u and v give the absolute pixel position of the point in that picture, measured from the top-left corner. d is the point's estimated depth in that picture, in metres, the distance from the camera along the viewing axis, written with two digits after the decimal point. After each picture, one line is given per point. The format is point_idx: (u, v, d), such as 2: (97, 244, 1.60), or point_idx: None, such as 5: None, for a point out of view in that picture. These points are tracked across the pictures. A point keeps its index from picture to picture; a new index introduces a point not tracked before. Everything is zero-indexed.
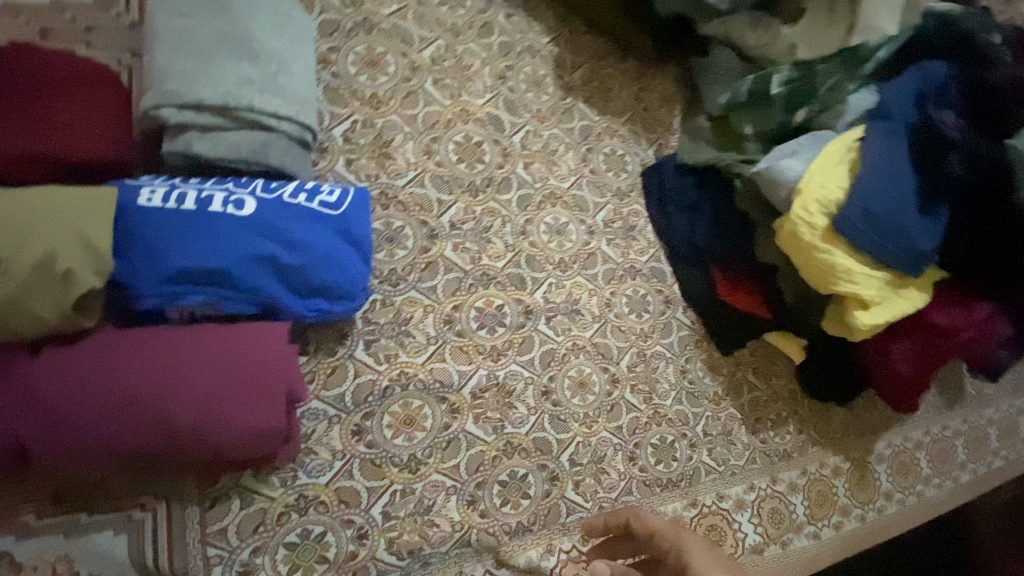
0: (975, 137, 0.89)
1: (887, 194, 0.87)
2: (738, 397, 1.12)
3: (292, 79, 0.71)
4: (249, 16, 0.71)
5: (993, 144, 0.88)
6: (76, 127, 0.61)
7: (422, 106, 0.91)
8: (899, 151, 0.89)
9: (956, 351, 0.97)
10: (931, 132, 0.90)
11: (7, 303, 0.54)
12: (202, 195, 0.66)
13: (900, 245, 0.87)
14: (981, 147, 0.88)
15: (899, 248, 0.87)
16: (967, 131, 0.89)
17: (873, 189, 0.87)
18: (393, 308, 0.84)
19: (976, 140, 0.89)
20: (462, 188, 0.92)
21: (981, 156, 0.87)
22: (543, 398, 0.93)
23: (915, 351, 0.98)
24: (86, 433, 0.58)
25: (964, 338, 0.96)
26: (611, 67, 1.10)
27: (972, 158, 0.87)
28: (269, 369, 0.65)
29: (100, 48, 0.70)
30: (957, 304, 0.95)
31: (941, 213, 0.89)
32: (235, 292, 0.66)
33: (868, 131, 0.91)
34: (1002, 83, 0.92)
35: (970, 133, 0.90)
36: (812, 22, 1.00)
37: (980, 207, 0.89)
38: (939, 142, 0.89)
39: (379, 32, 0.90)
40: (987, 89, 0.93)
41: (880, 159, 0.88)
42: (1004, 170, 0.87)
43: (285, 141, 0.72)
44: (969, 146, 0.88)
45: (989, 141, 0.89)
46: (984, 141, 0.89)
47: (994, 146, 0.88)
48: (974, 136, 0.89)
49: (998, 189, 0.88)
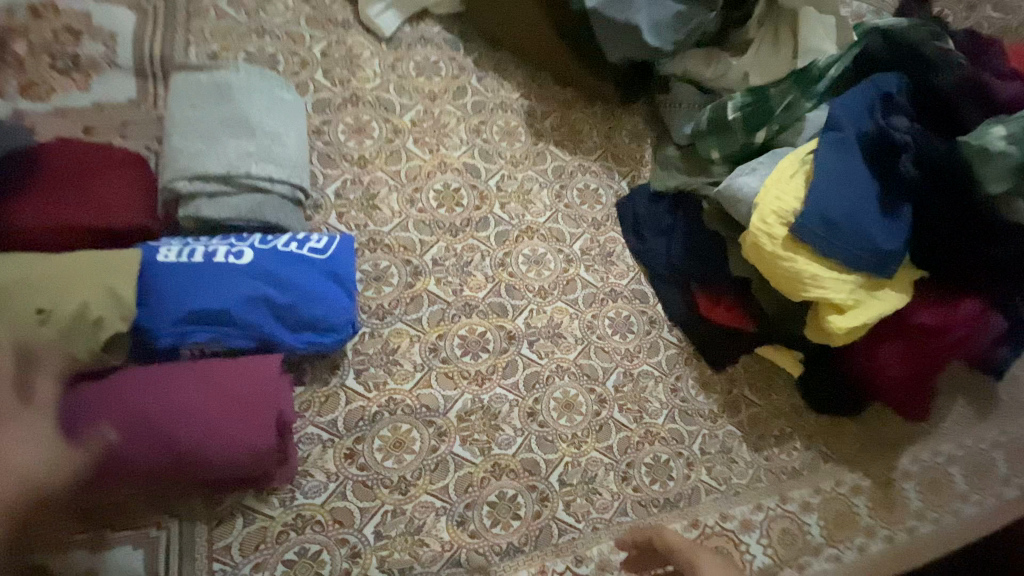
0: (928, 138, 0.91)
1: (842, 199, 0.90)
2: (736, 413, 1.11)
3: (284, 148, 0.85)
4: (247, 101, 0.85)
5: (946, 144, 0.90)
6: (113, 202, 0.76)
7: (404, 162, 1.03)
8: (851, 159, 0.92)
9: (952, 351, 0.95)
10: (882, 138, 0.93)
11: (50, 346, 0.66)
12: (209, 249, 0.78)
13: (862, 247, 0.89)
14: (934, 148, 0.90)
15: (862, 252, 0.89)
16: (920, 134, 0.91)
17: (828, 196, 0.90)
18: (381, 340, 0.92)
19: (930, 140, 0.91)
20: (443, 229, 1.02)
21: (932, 158, 0.90)
22: (529, 419, 0.97)
23: (908, 356, 0.96)
24: (107, 457, 0.67)
25: (958, 337, 0.93)
26: (581, 112, 1.20)
27: (924, 159, 0.90)
28: (262, 395, 0.73)
29: (132, 139, 0.86)
30: (941, 303, 0.94)
31: (902, 213, 0.91)
32: (236, 329, 0.77)
33: (821, 143, 0.94)
34: (949, 85, 0.95)
35: (924, 135, 0.92)
36: (759, 50, 1.09)
37: (939, 206, 0.91)
38: (890, 147, 0.92)
39: (365, 103, 1.04)
40: (936, 92, 0.96)
41: (833, 167, 0.92)
42: (956, 167, 0.90)
43: (278, 199, 0.85)
44: (921, 148, 0.90)
45: (943, 141, 0.91)
46: (938, 141, 0.90)
47: (947, 145, 0.90)
48: (929, 137, 0.91)
49: (952, 187, 0.90)
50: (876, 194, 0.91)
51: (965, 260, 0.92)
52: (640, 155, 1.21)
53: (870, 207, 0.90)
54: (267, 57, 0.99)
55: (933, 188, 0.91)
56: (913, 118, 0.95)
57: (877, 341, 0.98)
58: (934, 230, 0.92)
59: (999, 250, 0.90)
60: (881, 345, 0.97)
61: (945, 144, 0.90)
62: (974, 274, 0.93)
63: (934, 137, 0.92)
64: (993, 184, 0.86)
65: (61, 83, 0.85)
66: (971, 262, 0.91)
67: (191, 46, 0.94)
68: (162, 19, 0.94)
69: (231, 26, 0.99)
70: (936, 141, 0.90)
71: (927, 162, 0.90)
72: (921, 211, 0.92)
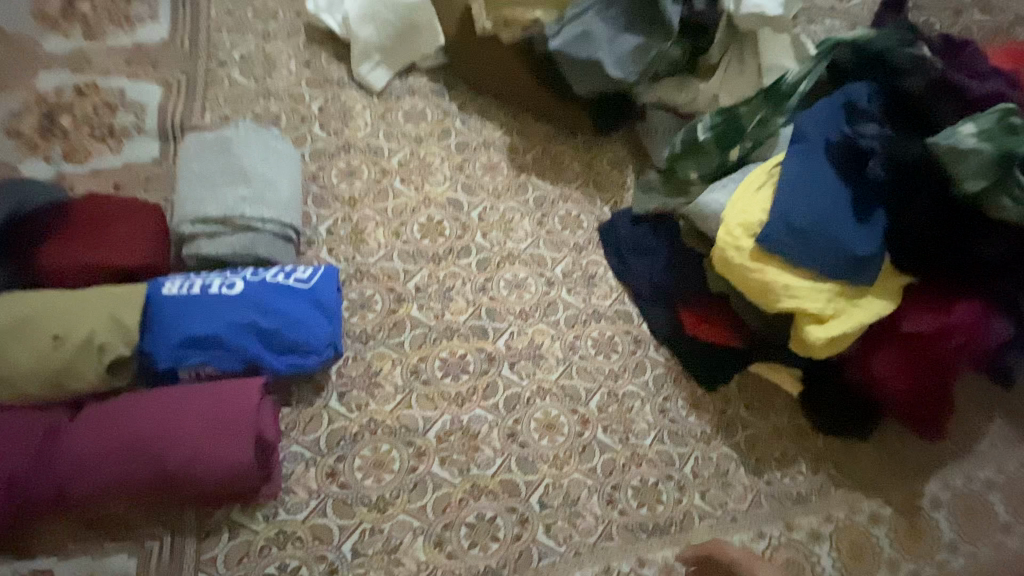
0: (898, 140, 0.89)
1: (809, 208, 0.89)
2: (731, 435, 1.07)
3: (276, 192, 0.96)
4: (244, 153, 0.97)
5: (916, 144, 0.88)
6: (129, 244, 0.88)
7: (391, 199, 1.12)
8: (819, 168, 0.92)
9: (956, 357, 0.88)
10: (850, 145, 0.92)
11: (64, 367, 0.76)
12: (205, 282, 0.87)
13: (833, 254, 0.87)
14: (906, 148, 0.87)
15: (835, 259, 0.87)
16: (890, 136, 0.89)
17: (794, 206, 0.90)
18: (364, 363, 0.98)
19: (899, 142, 0.89)
20: (426, 258, 1.08)
21: (905, 158, 0.87)
22: (509, 440, 0.98)
23: (906, 364, 0.90)
24: (107, 475, 0.74)
25: (961, 342, 0.87)
26: (562, 145, 1.25)
27: (896, 161, 0.88)
28: (242, 416, 0.79)
29: (152, 192, 0.99)
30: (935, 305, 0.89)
31: (874, 219, 0.89)
32: (225, 353, 0.85)
33: (786, 155, 0.94)
34: (920, 88, 0.94)
35: (895, 137, 0.89)
36: (725, 73, 1.12)
37: (919, 207, 0.88)
38: (860, 153, 0.91)
39: (356, 149, 1.15)
40: (907, 96, 0.95)
41: (800, 177, 0.91)
42: (929, 167, 0.87)
43: (269, 237, 0.94)
44: (891, 150, 0.88)
45: (914, 142, 0.88)
46: (908, 142, 0.88)
47: (918, 145, 0.87)
48: (899, 138, 0.89)
49: (929, 187, 0.88)
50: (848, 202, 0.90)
51: (953, 261, 0.88)
52: (622, 181, 1.24)
53: (841, 215, 0.89)
54: (271, 115, 1.12)
55: (909, 190, 0.88)
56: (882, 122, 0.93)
57: (871, 348, 0.93)
58: (914, 234, 0.88)
59: (992, 247, 0.85)
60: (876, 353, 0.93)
61: (915, 144, 0.87)
62: (965, 275, 0.88)
63: (905, 138, 0.90)
64: (971, 182, 0.83)
65: (98, 149, 1.01)
66: (960, 263, 0.87)
67: (206, 111, 1.09)
68: (182, 90, 1.09)
69: (241, 92, 1.13)
70: (906, 141, 0.88)
71: (898, 162, 0.88)
72: (899, 215, 0.89)
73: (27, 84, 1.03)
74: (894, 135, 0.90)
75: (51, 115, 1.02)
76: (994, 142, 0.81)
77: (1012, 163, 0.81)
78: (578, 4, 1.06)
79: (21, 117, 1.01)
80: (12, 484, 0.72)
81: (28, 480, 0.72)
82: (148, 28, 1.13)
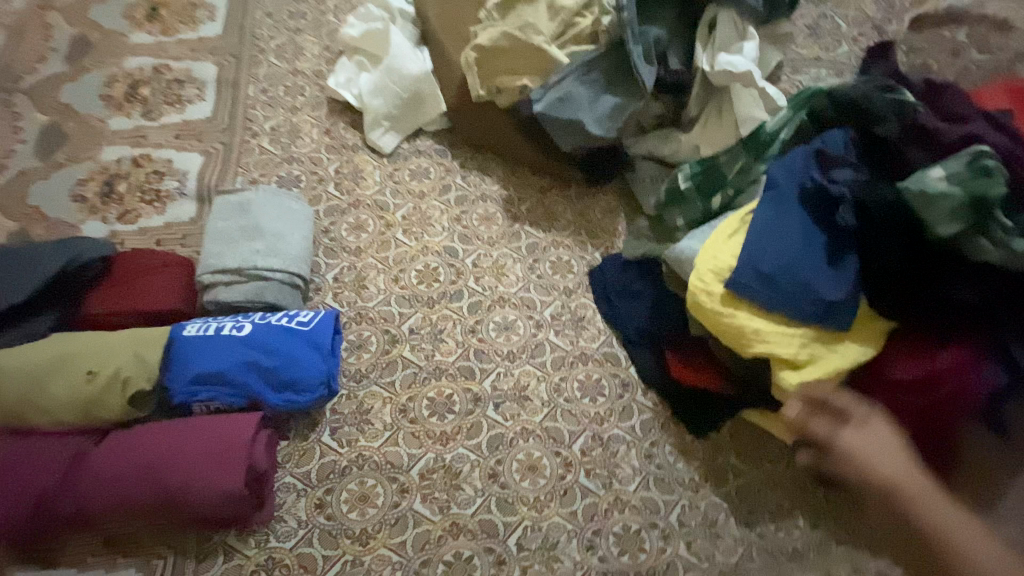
0: (869, 184, 0.88)
1: (776, 255, 0.90)
2: (721, 483, 1.05)
3: (286, 245, 1.08)
4: (261, 212, 1.10)
5: (887, 188, 0.87)
6: (164, 292, 1.02)
7: (393, 249, 1.22)
8: (789, 215, 0.93)
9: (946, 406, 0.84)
10: (821, 192, 0.92)
11: (94, 398, 0.88)
12: (219, 324, 0.98)
13: (803, 299, 0.88)
14: (875, 193, 0.86)
15: (806, 304, 0.88)
16: (861, 181, 0.88)
17: (761, 252, 0.91)
18: (356, 401, 1.05)
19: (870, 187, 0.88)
20: (421, 302, 1.16)
21: (876, 203, 0.86)
22: (490, 480, 1.01)
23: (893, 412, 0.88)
24: (120, 496, 0.84)
25: (948, 389, 0.83)
26: (555, 196, 1.31)
27: (867, 206, 0.86)
28: (238, 443, 0.88)
29: (188, 246, 1.15)
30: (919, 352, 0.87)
31: (846, 263, 0.89)
32: (231, 389, 0.95)
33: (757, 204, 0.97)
34: (894, 134, 0.93)
35: (866, 182, 0.89)
36: (705, 125, 1.16)
37: (892, 252, 0.86)
38: (830, 199, 0.91)
39: (364, 203, 1.27)
40: (882, 142, 0.95)
41: (769, 225, 0.93)
42: (902, 211, 0.85)
43: (278, 284, 1.06)
44: (860, 195, 0.87)
45: (886, 186, 0.87)
46: (879, 186, 0.87)
47: (890, 189, 0.86)
48: (871, 183, 0.88)
49: (902, 233, 0.86)
50: (818, 248, 0.90)
51: (930, 306, 0.85)
52: (613, 229, 1.27)
53: (811, 261, 0.90)
54: (292, 178, 1.27)
55: (884, 234, 0.86)
56: (856, 165, 0.92)
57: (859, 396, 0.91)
58: (887, 279, 0.87)
59: (971, 293, 0.82)
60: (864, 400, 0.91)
61: (886, 188, 0.86)
62: (946, 321, 0.85)
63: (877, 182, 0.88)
64: (943, 226, 0.81)
65: (147, 210, 1.19)
66: (938, 309, 0.85)
67: (239, 177, 1.25)
68: (219, 159, 1.26)
69: (269, 159, 1.29)
70: (878, 186, 0.87)
71: (869, 207, 0.86)
72: (870, 260, 0.88)
73: (95, 157, 1.24)
74: (867, 179, 0.89)
75: (111, 183, 1.21)
76: (964, 186, 0.79)
77: (983, 206, 0.79)
78: (560, 71, 1.15)
79: (87, 185, 1.20)
80: (42, 500, 0.82)
81: (54, 498, 0.83)
82: (196, 107, 1.32)
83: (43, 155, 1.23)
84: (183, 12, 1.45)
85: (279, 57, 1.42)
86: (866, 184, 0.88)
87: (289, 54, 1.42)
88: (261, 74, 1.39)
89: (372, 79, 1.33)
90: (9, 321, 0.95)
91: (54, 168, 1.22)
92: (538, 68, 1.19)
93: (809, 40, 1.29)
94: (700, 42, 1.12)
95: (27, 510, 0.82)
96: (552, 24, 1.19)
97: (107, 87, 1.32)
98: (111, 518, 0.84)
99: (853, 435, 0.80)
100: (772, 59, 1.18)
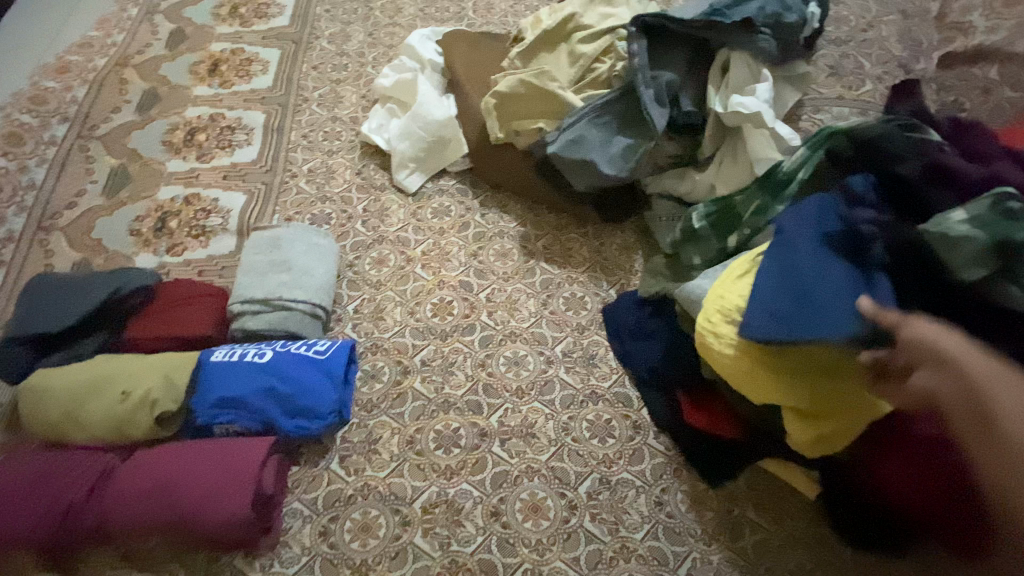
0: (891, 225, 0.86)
1: (792, 292, 0.85)
2: (736, 538, 0.99)
3: (312, 278, 1.16)
4: (290, 247, 1.18)
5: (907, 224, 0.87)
6: (198, 320, 1.10)
7: (411, 283, 1.26)
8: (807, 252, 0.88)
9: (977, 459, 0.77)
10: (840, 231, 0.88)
11: (126, 417, 0.95)
12: (243, 350, 1.05)
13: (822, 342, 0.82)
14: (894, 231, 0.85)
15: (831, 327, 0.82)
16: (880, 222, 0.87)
17: (774, 289, 0.87)
18: (366, 430, 1.08)
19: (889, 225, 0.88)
20: (435, 335, 1.19)
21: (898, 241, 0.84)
22: (492, 518, 1.00)
23: (920, 471, 0.82)
24: (140, 510, 0.89)
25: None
26: (573, 233, 1.32)
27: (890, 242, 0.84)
28: (249, 465, 0.93)
29: (226, 277, 1.25)
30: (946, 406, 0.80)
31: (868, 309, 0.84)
32: (249, 413, 1.00)
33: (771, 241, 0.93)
34: (916, 175, 0.89)
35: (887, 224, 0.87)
36: (720, 165, 1.16)
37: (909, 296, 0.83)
38: (850, 239, 0.87)
39: (386, 239, 1.33)
40: (905, 183, 0.91)
41: (784, 261, 0.88)
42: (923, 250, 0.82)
43: (300, 314, 1.12)
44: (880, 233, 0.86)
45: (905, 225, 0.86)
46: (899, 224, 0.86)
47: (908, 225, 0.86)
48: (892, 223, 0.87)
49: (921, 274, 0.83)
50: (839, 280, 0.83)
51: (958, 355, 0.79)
52: (629, 266, 1.27)
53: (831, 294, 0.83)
54: (324, 215, 1.36)
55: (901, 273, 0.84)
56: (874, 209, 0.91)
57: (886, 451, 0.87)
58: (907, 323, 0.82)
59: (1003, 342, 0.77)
60: (891, 455, 0.86)
61: (908, 231, 0.83)
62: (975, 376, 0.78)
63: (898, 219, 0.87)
64: (969, 270, 0.78)
65: (192, 244, 1.30)
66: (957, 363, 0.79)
67: (276, 214, 1.35)
68: (260, 198, 1.37)
69: (305, 198, 1.39)
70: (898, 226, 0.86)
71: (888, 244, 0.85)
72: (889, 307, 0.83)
73: (152, 196, 1.37)
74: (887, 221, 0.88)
75: (163, 219, 1.33)
76: (988, 228, 0.76)
77: (1014, 250, 0.75)
78: (573, 114, 1.20)
79: (143, 221, 1.33)
80: (69, 512, 0.88)
81: (81, 509, 0.89)
82: (244, 151, 1.45)
83: (109, 194, 1.38)
84: (239, 67, 1.62)
85: (320, 106, 1.54)
86: (887, 226, 0.85)
87: (329, 103, 1.55)
88: (303, 121, 1.51)
89: (400, 124, 1.41)
90: (65, 342, 1.06)
91: (117, 205, 1.36)
92: (553, 112, 1.24)
93: (831, 79, 1.30)
94: (712, 85, 1.13)
95: (55, 519, 0.88)
96: (571, 70, 1.26)
97: (168, 134, 1.48)
98: (131, 532, 0.89)
99: (921, 322, 0.76)
100: (790, 98, 1.19)
